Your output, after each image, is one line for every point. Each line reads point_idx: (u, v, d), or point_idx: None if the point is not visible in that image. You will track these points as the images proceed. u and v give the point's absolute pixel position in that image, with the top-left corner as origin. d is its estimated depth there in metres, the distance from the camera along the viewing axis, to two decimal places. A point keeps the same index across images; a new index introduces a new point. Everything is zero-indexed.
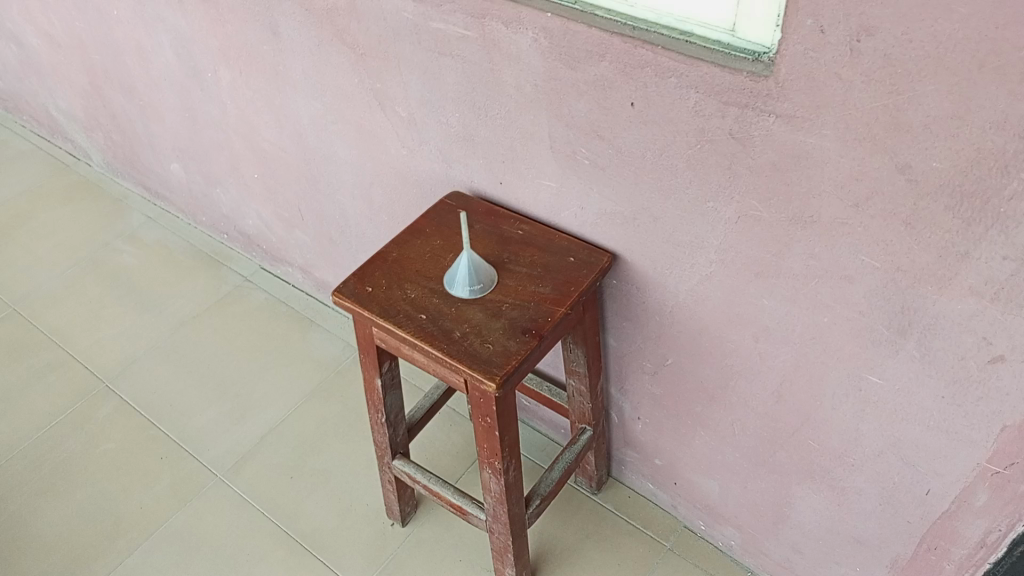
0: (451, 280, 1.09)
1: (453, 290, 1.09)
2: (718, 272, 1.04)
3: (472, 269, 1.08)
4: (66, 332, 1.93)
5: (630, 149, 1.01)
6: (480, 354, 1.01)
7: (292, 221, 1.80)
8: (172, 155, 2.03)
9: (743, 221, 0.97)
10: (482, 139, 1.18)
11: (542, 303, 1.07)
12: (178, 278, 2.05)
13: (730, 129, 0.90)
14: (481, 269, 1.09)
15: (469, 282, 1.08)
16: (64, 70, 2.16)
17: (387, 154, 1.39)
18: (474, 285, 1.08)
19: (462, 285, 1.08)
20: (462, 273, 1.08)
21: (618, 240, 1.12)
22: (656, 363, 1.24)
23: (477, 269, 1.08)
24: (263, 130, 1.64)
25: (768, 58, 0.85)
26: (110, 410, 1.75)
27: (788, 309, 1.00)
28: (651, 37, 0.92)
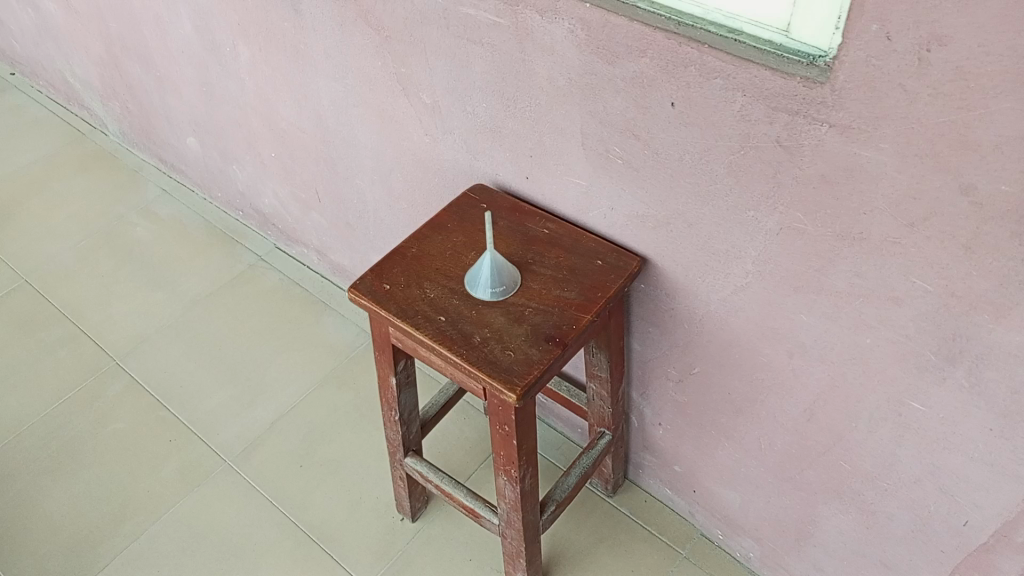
0: (473, 280, 1.05)
1: (475, 291, 1.04)
2: (754, 283, 0.99)
3: (496, 271, 1.03)
4: (78, 306, 1.90)
5: (668, 151, 0.96)
6: (501, 361, 0.97)
7: (309, 203, 1.76)
8: (189, 129, 1.98)
9: (786, 233, 0.91)
10: (509, 132, 1.13)
11: (567, 309, 1.02)
12: (192, 255, 2.02)
13: (778, 137, 0.84)
14: (505, 270, 1.04)
15: (492, 285, 1.03)
16: (81, 37, 2.11)
17: (409, 141, 1.33)
18: (497, 288, 1.03)
19: (485, 288, 1.04)
20: (486, 275, 1.03)
21: (648, 244, 1.07)
22: (682, 371, 1.20)
23: (501, 271, 1.04)
24: (282, 109, 1.60)
25: (825, 62, 0.78)
26: (120, 389, 1.72)
27: (827, 326, 0.95)
28: (697, 34, 0.86)
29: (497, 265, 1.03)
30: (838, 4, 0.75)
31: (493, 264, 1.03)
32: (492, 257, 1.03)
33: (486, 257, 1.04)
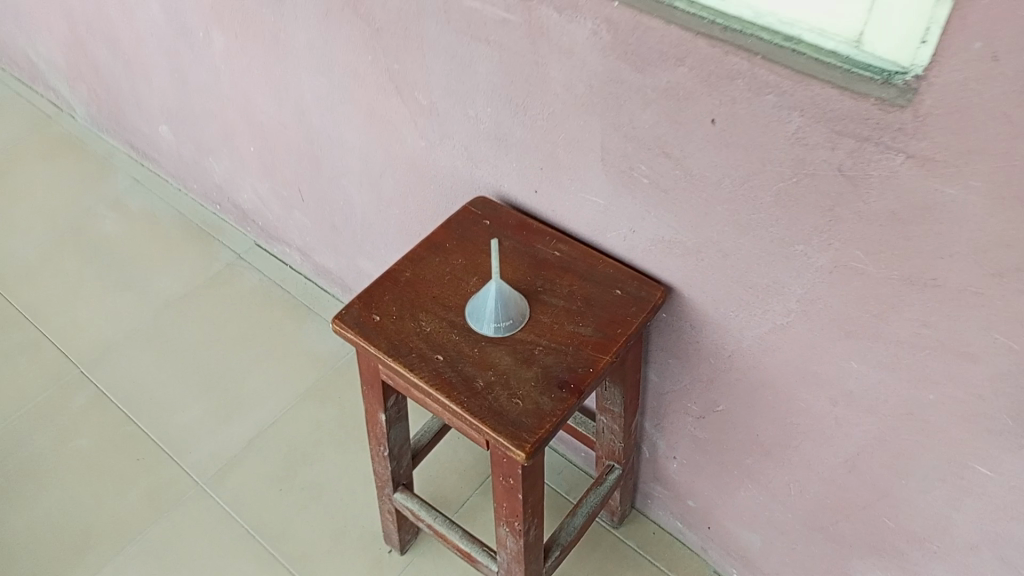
0: (474, 312, 0.92)
1: (475, 324, 0.92)
2: (796, 323, 0.87)
3: (501, 303, 0.91)
4: (40, 309, 1.76)
5: (704, 173, 0.83)
6: (507, 412, 0.85)
7: (292, 201, 1.62)
8: (161, 117, 1.83)
9: (839, 272, 0.79)
10: (517, 141, 1.00)
11: (582, 348, 0.90)
12: (165, 253, 1.88)
13: (840, 165, 0.72)
14: (511, 301, 0.91)
15: (496, 318, 0.91)
16: (43, 13, 1.94)
17: (402, 144, 1.20)
18: (501, 322, 0.91)
19: (488, 322, 0.91)
20: (489, 308, 0.91)
21: (675, 272, 0.95)
22: (703, 407, 1.08)
23: (506, 303, 0.91)
24: (261, 101, 1.45)
25: (904, 81, 0.66)
26: (85, 402, 1.59)
27: (881, 376, 0.83)
28: (747, 42, 0.73)
29: (502, 296, 0.91)
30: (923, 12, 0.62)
31: (497, 296, 0.90)
32: (497, 287, 0.91)
33: (489, 286, 0.91)
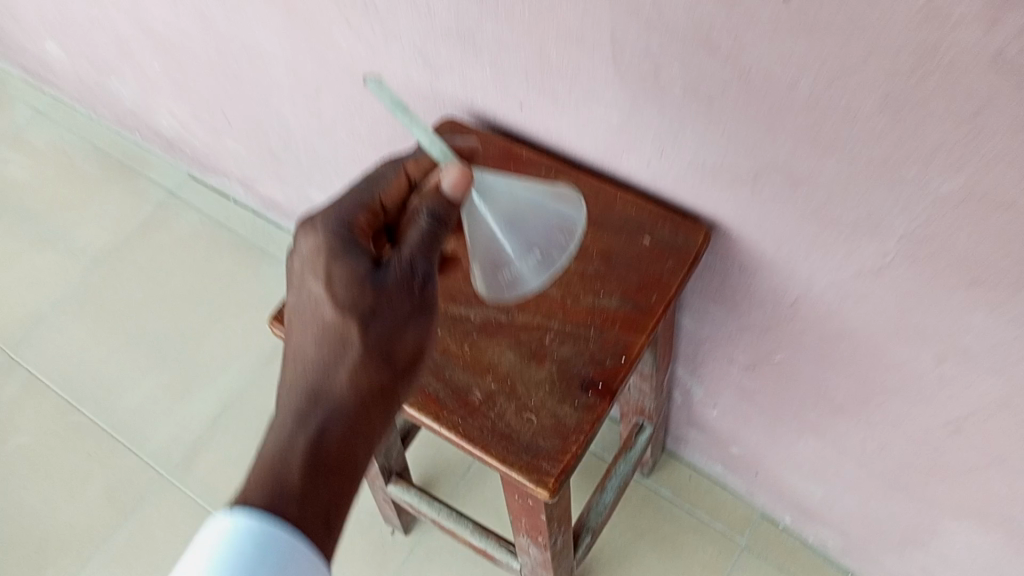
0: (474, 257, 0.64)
1: (488, 259, 0.64)
2: (897, 268, 0.64)
3: (535, 229, 0.63)
4: None
5: (769, 74, 0.57)
6: (516, 434, 0.64)
7: (219, 126, 1.32)
8: (44, 33, 1.48)
9: (972, 204, 0.55)
10: (489, 40, 0.72)
11: (608, 328, 0.68)
12: (83, 198, 1.59)
13: (997, 52, 0.46)
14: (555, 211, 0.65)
15: (528, 256, 0.63)
16: None
17: (335, 50, 0.91)
18: (538, 259, 0.63)
19: (512, 268, 0.63)
20: (512, 241, 0.62)
21: (719, 205, 0.70)
22: (755, 357, 0.87)
23: (551, 227, 0.64)
24: (149, 6, 1.13)
25: None
26: (16, 390, 1.35)
27: (1018, 333, 0.61)
28: None
29: (536, 219, 0.63)
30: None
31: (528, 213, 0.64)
32: (521, 204, 0.63)
33: (500, 199, 0.63)
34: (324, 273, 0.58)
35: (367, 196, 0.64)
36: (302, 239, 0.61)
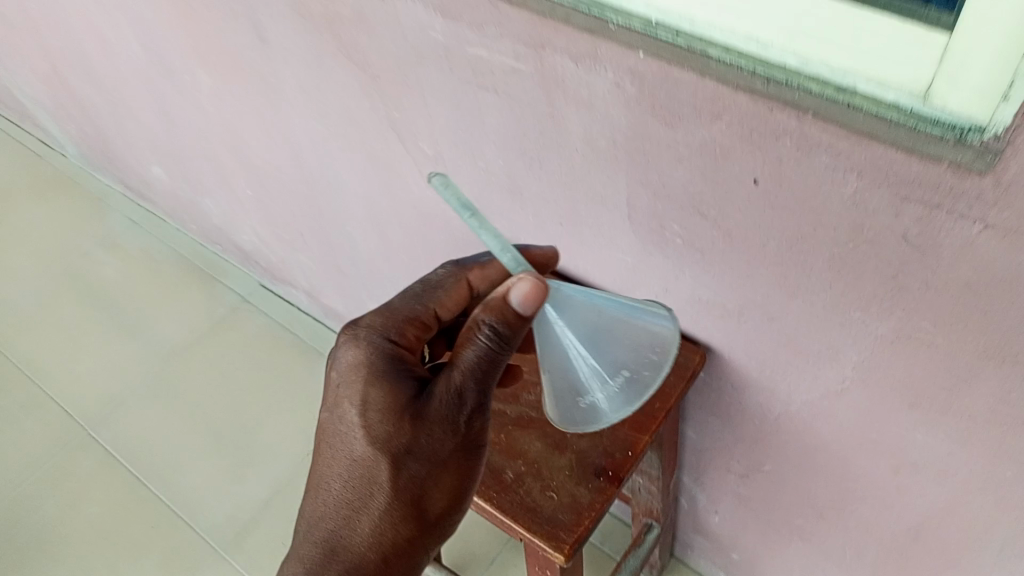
0: (553, 368, 0.72)
1: (576, 375, 0.72)
2: (854, 391, 0.79)
3: (617, 348, 0.71)
4: (42, 366, 1.70)
5: (746, 234, 0.75)
6: (540, 508, 0.79)
7: (295, 244, 1.54)
8: (152, 158, 1.74)
9: (902, 342, 0.71)
10: (534, 194, 0.92)
11: (619, 427, 0.83)
12: (165, 299, 1.81)
13: (905, 231, 0.64)
14: (637, 334, 0.72)
15: (608, 377, 0.71)
16: (18, 50, 1.81)
17: (408, 192, 1.12)
18: (618, 382, 0.71)
19: (593, 386, 0.71)
20: (594, 356, 0.70)
21: (713, 333, 0.87)
22: (748, 465, 1.00)
23: (635, 348, 0.72)
24: (253, 145, 1.36)
25: (981, 140, 0.56)
26: (92, 465, 1.52)
27: (951, 449, 0.75)
28: (800, 97, 0.62)
29: (621, 338, 0.71)
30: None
31: (610, 332, 0.71)
32: (607, 320, 0.71)
33: (587, 313, 0.71)
34: (364, 397, 0.73)
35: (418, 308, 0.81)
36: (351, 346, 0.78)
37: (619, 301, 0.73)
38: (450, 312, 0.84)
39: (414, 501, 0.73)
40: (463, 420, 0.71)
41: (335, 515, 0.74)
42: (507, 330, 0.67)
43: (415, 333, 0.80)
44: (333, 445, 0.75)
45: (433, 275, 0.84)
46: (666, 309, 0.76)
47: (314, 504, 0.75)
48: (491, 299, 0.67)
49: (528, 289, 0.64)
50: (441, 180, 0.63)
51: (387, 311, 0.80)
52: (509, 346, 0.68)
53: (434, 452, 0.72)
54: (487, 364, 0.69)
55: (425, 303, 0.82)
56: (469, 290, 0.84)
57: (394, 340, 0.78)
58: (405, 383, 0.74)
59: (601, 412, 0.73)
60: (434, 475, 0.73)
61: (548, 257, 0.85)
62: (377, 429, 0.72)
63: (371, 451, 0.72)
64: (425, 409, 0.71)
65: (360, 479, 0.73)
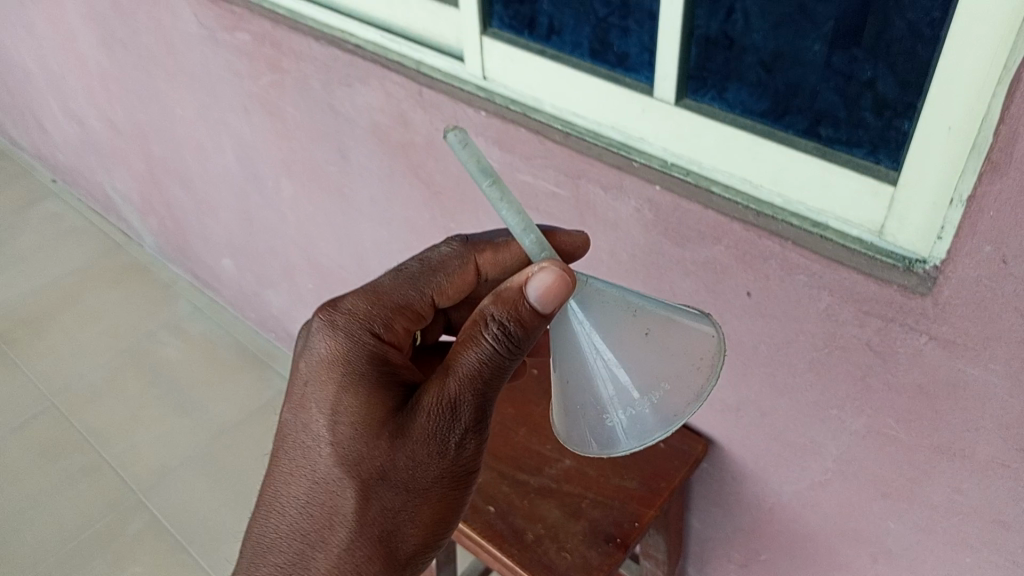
0: (578, 378, 0.65)
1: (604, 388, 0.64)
2: (834, 482, 0.90)
3: (655, 359, 0.63)
4: (101, 432, 1.86)
5: (742, 338, 0.90)
6: (555, 566, 0.91)
7: None
8: (224, 252, 1.95)
9: (872, 437, 0.83)
10: None
11: (628, 502, 0.96)
12: (219, 379, 1.97)
13: (869, 340, 0.78)
14: (680, 346, 0.64)
15: (643, 392, 0.63)
16: (122, 154, 2.07)
17: None
18: (652, 400, 0.63)
19: (625, 403, 0.64)
20: (627, 367, 0.63)
21: (716, 426, 1.00)
22: (746, 554, 1.10)
23: (676, 360, 0.64)
24: (322, 245, 1.56)
25: (925, 269, 0.71)
26: (140, 527, 1.67)
27: (919, 537, 0.86)
28: (780, 226, 0.80)
29: (661, 347, 0.63)
30: (951, 174, 0.66)
31: (648, 342, 0.63)
32: (646, 326, 0.63)
33: (622, 315, 0.63)
34: (344, 401, 0.71)
35: (410, 301, 0.77)
36: (332, 331, 0.74)
37: (657, 302, 0.66)
38: (449, 300, 0.80)
39: (384, 533, 0.71)
40: (446, 447, 0.69)
41: (296, 536, 0.72)
42: (519, 330, 0.63)
43: (403, 326, 0.77)
44: (298, 455, 0.73)
45: (438, 254, 0.80)
46: (706, 315, 0.69)
47: (272, 521, 0.74)
48: (506, 291, 0.63)
49: (551, 281, 0.59)
50: (457, 139, 0.58)
51: (375, 294, 0.77)
52: (521, 350, 0.64)
53: (410, 478, 0.70)
54: (482, 379, 0.66)
55: (422, 290, 0.78)
56: (477, 275, 0.79)
57: (379, 334, 0.75)
58: (384, 394, 0.72)
59: (623, 432, 0.65)
60: (406, 507, 0.71)
61: (575, 245, 0.79)
62: (350, 443, 0.70)
63: (341, 468, 0.70)
64: (405, 430, 0.69)
65: (326, 499, 0.71)
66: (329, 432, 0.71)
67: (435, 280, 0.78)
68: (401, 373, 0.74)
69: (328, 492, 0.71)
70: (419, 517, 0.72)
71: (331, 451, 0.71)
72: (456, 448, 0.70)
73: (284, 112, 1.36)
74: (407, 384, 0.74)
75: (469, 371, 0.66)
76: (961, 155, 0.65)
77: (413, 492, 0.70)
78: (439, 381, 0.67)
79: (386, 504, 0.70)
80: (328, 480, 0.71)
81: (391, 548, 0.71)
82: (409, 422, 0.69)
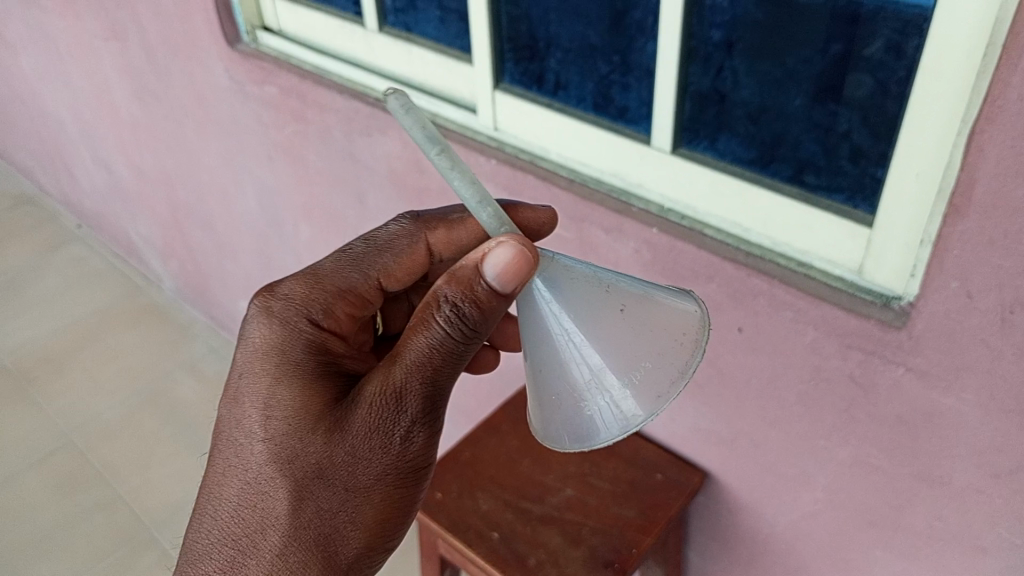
0: (550, 364, 0.62)
1: (575, 370, 0.61)
2: (824, 511, 0.94)
3: (632, 337, 0.60)
4: (117, 467, 1.92)
5: (734, 372, 0.95)
6: None
7: None
8: (242, 294, 2.02)
9: (858, 466, 0.88)
10: None
11: (627, 529, 1.00)
12: None
13: (852, 373, 0.83)
14: (660, 322, 0.61)
15: (621, 374, 0.59)
16: (147, 199, 2.16)
17: None
18: (633, 380, 0.59)
19: (601, 387, 0.60)
20: (601, 347, 0.59)
21: (712, 459, 1.04)
22: None
23: (656, 337, 0.60)
24: None
25: (900, 304, 0.78)
26: (152, 562, 1.72)
27: (905, 564, 0.90)
28: (767, 265, 0.85)
29: (638, 324, 0.60)
30: (921, 216, 0.73)
31: (623, 316, 0.60)
32: (620, 302, 0.60)
33: (593, 292, 0.60)
34: (280, 395, 0.72)
35: (352, 286, 0.80)
36: (267, 320, 0.76)
37: (633, 278, 0.63)
38: (397, 282, 0.83)
39: (320, 536, 0.69)
40: (389, 440, 0.69)
41: (224, 541, 0.70)
42: (475, 310, 0.63)
43: (346, 310, 0.79)
44: (229, 453, 0.72)
45: (387, 234, 0.83)
46: (693, 295, 0.66)
47: (199, 528, 0.71)
48: (460, 270, 0.63)
49: (512, 258, 0.58)
50: (400, 105, 0.56)
51: (315, 279, 0.79)
52: (478, 335, 0.65)
53: (347, 475, 0.70)
54: (430, 368, 0.67)
55: (365, 272, 0.81)
56: (428, 253, 0.83)
57: (318, 321, 0.77)
58: (320, 387, 0.73)
59: (601, 420, 0.61)
60: (344, 506, 0.70)
61: (541, 222, 0.79)
62: (283, 438, 0.70)
63: (274, 465, 0.70)
64: (343, 423, 0.69)
65: (256, 500, 0.69)
66: (262, 427, 0.71)
67: (383, 263, 0.82)
68: (343, 364, 0.77)
69: (261, 491, 0.69)
70: (357, 519, 0.70)
71: (263, 447, 0.70)
72: (399, 444, 0.70)
73: (306, 160, 1.45)
74: (344, 374, 0.76)
75: (416, 359, 0.66)
76: (928, 197, 0.72)
77: (353, 488, 0.70)
78: (385, 370, 0.68)
79: (322, 504, 0.69)
80: (262, 478, 0.70)
81: (325, 552, 0.69)
82: (347, 414, 0.69)
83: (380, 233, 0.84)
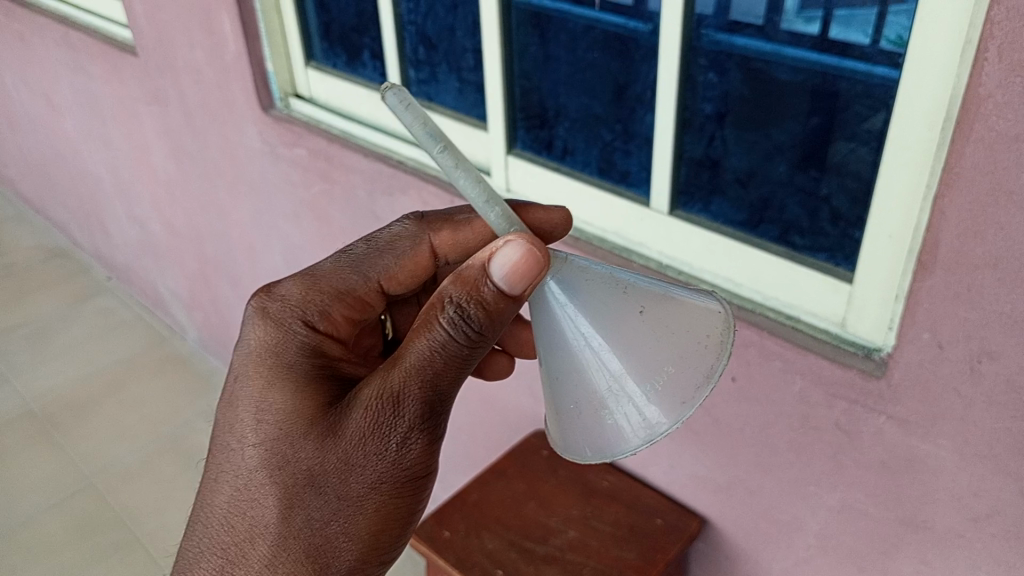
0: (571, 373, 0.66)
1: (596, 376, 0.65)
2: (817, 557, 0.98)
3: (652, 338, 0.64)
4: (135, 511, 1.98)
5: (728, 421, 1.00)
6: None
7: None
8: None
9: (846, 512, 0.92)
10: None
11: (626, 570, 1.04)
12: None
13: (837, 420, 0.87)
14: (683, 325, 0.65)
15: (642, 381, 0.63)
16: (177, 253, 2.26)
17: None
18: (654, 386, 0.63)
19: (622, 391, 0.64)
20: (620, 352, 0.64)
21: (710, 505, 1.08)
22: None
23: (678, 337, 0.64)
24: None
25: (880, 356, 0.83)
26: None
27: None
28: (757, 318, 0.91)
29: (655, 327, 0.64)
30: (896, 273, 0.79)
31: (645, 320, 0.64)
32: (640, 303, 0.65)
33: (613, 294, 0.65)
34: (277, 401, 0.78)
35: (349, 289, 0.87)
36: (263, 322, 0.83)
37: (654, 281, 0.68)
38: (399, 284, 0.90)
39: (311, 540, 0.75)
40: (384, 448, 0.74)
41: (224, 541, 0.77)
42: (479, 313, 0.68)
43: (343, 313, 0.86)
44: (224, 459, 0.78)
45: (392, 238, 0.90)
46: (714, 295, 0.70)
47: (203, 527, 0.78)
48: (468, 272, 0.69)
49: (521, 257, 0.64)
50: (400, 103, 0.57)
51: (313, 281, 0.87)
52: (486, 339, 0.70)
53: (337, 481, 0.74)
54: (431, 370, 0.72)
55: (365, 275, 0.89)
56: (432, 255, 0.90)
57: (314, 325, 0.84)
58: (314, 389, 0.78)
59: (624, 428, 0.64)
60: (337, 513, 0.75)
61: (552, 223, 0.84)
62: (277, 443, 0.76)
63: (267, 470, 0.75)
64: (335, 430, 0.74)
65: (250, 504, 0.76)
66: (257, 432, 0.77)
67: (383, 267, 0.89)
68: (340, 366, 0.83)
69: (258, 494, 0.75)
70: (350, 526, 0.75)
71: (256, 453, 0.76)
72: (396, 451, 0.74)
73: (330, 217, 1.54)
74: (338, 377, 0.82)
75: (418, 361, 0.71)
76: (902, 251, 0.78)
77: (348, 493, 0.75)
78: (383, 375, 0.73)
79: (316, 509, 0.74)
80: (259, 481, 0.76)
81: (316, 555, 0.75)
82: (340, 421, 0.74)
83: (382, 233, 0.91)
